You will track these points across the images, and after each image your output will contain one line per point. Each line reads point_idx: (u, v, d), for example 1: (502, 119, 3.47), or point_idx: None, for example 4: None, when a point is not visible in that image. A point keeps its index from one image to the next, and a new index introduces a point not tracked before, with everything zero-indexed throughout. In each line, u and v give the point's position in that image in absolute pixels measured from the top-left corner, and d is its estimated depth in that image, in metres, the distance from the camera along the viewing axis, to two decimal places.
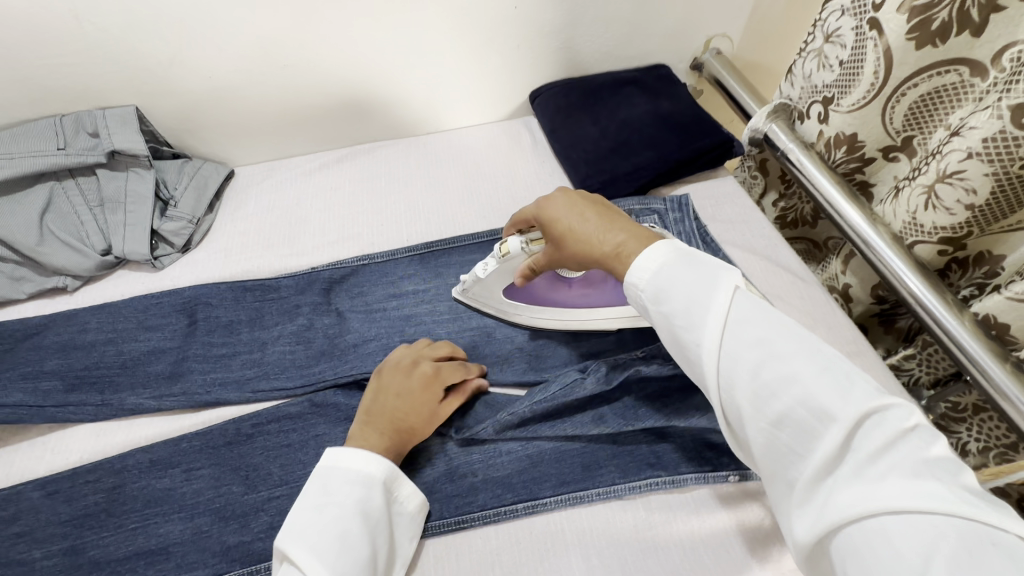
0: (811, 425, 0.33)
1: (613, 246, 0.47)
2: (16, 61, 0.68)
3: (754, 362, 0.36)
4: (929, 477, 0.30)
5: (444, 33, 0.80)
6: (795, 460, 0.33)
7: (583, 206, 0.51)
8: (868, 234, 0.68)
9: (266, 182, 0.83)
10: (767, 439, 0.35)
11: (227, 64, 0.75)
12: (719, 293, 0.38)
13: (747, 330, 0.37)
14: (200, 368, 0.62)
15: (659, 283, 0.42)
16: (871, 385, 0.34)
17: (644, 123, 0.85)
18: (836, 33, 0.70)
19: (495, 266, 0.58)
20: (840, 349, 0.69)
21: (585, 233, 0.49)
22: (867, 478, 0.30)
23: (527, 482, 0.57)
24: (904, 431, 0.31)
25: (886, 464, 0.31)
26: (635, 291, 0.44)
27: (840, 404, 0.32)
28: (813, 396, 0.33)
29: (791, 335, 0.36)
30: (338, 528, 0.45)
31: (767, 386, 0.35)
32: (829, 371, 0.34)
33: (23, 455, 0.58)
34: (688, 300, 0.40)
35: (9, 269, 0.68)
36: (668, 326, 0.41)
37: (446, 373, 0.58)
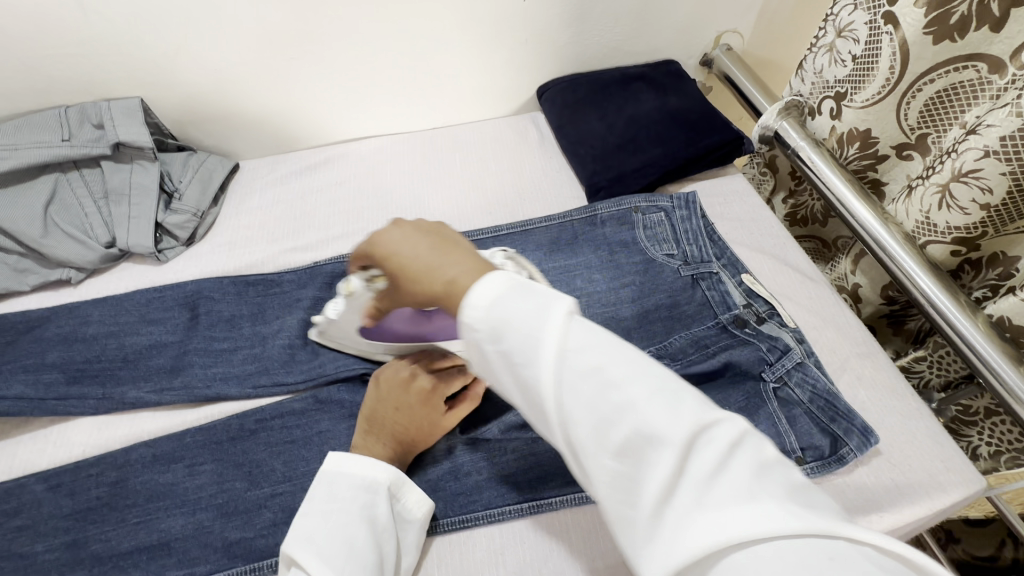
0: (649, 456, 0.27)
1: (446, 280, 0.35)
2: (21, 51, 0.68)
3: (589, 392, 0.29)
4: (767, 494, 0.26)
5: (451, 26, 0.79)
6: (636, 497, 0.28)
7: (413, 233, 0.40)
8: (880, 235, 0.66)
9: (270, 176, 0.83)
10: (609, 477, 0.29)
11: (232, 56, 0.74)
12: (552, 327, 0.30)
13: (582, 363, 0.30)
14: (202, 362, 0.62)
15: (491, 318, 0.32)
16: (700, 398, 0.29)
17: (651, 120, 0.84)
18: (848, 27, 0.68)
19: (345, 304, 0.52)
20: (850, 350, 0.68)
21: (414, 267, 0.38)
22: (703, 507, 0.26)
23: (532, 482, 0.56)
24: (738, 445, 0.28)
25: (722, 489, 0.27)
26: (467, 331, 0.33)
27: (675, 428, 0.27)
28: (648, 426, 0.27)
29: (620, 351, 0.30)
30: (345, 534, 0.45)
31: (603, 417, 0.28)
32: (662, 393, 0.28)
33: (26, 447, 0.58)
34: (523, 335, 0.30)
35: (12, 261, 0.68)
36: (501, 367, 0.32)
37: (446, 385, 0.56)
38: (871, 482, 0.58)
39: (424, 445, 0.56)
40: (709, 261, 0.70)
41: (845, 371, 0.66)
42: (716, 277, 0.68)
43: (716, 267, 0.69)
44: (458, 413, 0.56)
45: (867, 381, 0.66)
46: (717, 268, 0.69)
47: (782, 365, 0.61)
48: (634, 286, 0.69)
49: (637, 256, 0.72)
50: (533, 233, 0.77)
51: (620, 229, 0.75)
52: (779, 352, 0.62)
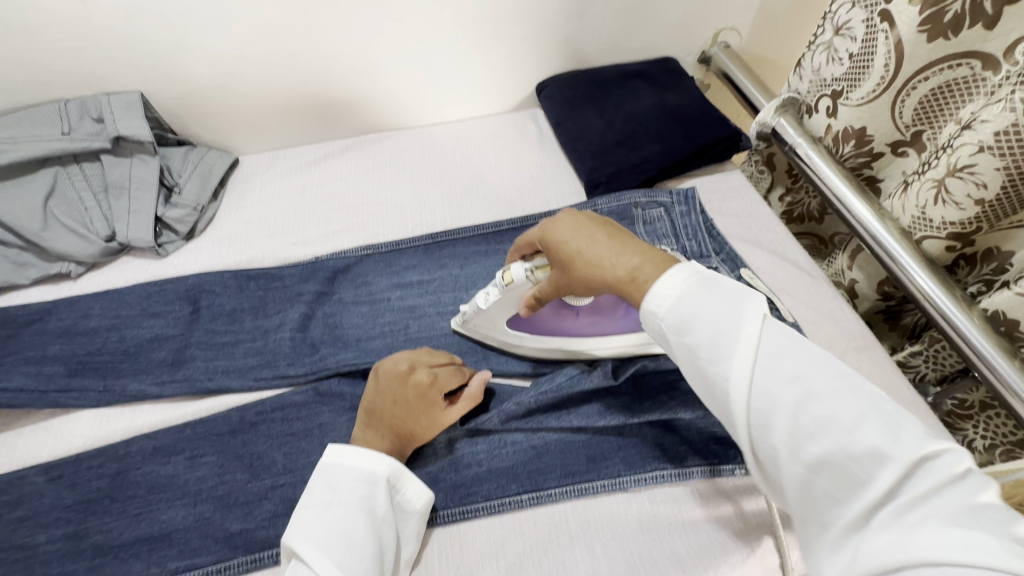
0: (857, 468, 0.32)
1: (627, 270, 0.44)
2: (21, 44, 0.67)
3: (791, 401, 0.35)
4: (982, 528, 0.28)
5: (450, 24, 0.79)
6: (837, 504, 0.33)
7: (588, 225, 0.48)
8: (877, 231, 0.67)
9: (270, 171, 0.83)
10: (802, 480, 0.34)
11: (233, 51, 0.74)
12: (747, 326, 0.37)
13: (782, 366, 0.36)
14: (203, 355, 0.62)
15: (685, 314, 0.39)
16: (919, 430, 0.33)
17: (650, 117, 0.85)
18: (846, 25, 0.69)
19: (498, 295, 0.54)
20: (847, 344, 0.69)
21: (594, 256, 0.46)
22: (907, 524, 0.30)
23: (532, 473, 0.56)
24: (958, 476, 0.30)
25: (934, 514, 0.29)
26: (653, 320, 0.41)
27: (885, 445, 0.32)
28: (855, 438, 0.32)
29: (828, 372, 0.36)
30: (343, 525, 0.46)
31: (804, 425, 0.34)
32: (873, 414, 0.33)
33: (26, 439, 0.58)
34: (716, 332, 0.38)
35: (12, 255, 0.67)
36: (693, 361, 0.40)
37: (444, 380, 0.55)
38: None
39: (421, 439, 0.55)
40: (708, 256, 0.70)
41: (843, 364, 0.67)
42: (715, 272, 0.69)
43: (716, 262, 0.70)
44: (458, 408, 0.55)
45: (864, 375, 0.66)
46: (717, 263, 0.70)
47: None
48: None
49: None
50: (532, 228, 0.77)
51: (619, 225, 0.75)
52: None
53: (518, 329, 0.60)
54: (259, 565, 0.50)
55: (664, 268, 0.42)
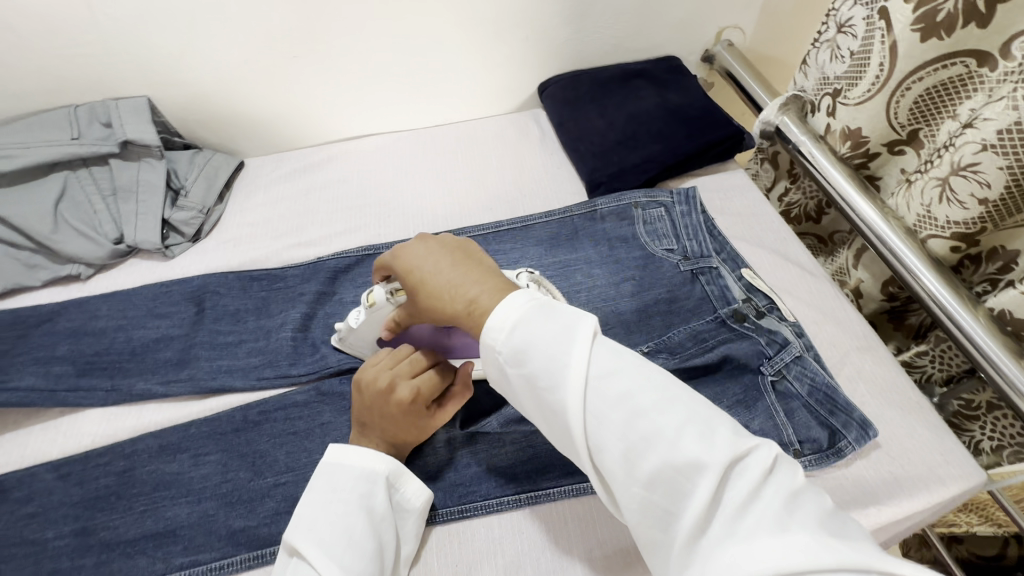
0: (685, 484, 0.32)
1: (468, 299, 0.41)
2: (32, 51, 0.69)
3: (622, 420, 0.34)
4: (805, 526, 0.30)
5: (450, 26, 0.80)
6: (671, 522, 0.32)
7: (437, 248, 0.46)
8: (882, 230, 0.66)
9: (274, 173, 0.84)
10: (638, 502, 0.33)
11: (238, 55, 0.75)
12: (574, 350, 0.36)
13: (609, 387, 0.35)
14: (207, 355, 0.63)
15: (519, 342, 0.37)
16: (729, 427, 0.34)
17: (651, 116, 0.84)
18: (848, 22, 0.69)
19: (364, 315, 0.54)
20: (849, 344, 0.68)
21: (436, 284, 0.43)
22: (735, 535, 0.31)
23: (531, 473, 0.57)
24: (768, 470, 0.32)
25: (756, 519, 0.31)
26: (492, 352, 0.38)
27: (707, 454, 0.32)
28: (678, 450, 0.32)
29: (647, 381, 0.35)
30: (344, 523, 0.46)
31: (636, 445, 0.33)
32: (692, 423, 0.33)
33: (37, 437, 0.59)
34: (547, 358, 0.36)
35: (24, 257, 0.69)
36: (529, 388, 0.37)
37: (427, 390, 0.50)
38: (869, 475, 0.58)
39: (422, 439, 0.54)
40: (708, 256, 0.70)
41: (845, 365, 0.67)
42: (715, 272, 0.69)
43: (716, 263, 0.70)
44: (450, 410, 0.53)
45: (867, 376, 0.66)
46: (717, 263, 0.70)
47: (781, 358, 0.62)
48: (634, 281, 0.70)
49: (636, 250, 0.73)
50: (533, 229, 0.77)
51: (620, 224, 0.75)
52: (778, 346, 0.62)
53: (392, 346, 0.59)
54: (263, 562, 0.51)
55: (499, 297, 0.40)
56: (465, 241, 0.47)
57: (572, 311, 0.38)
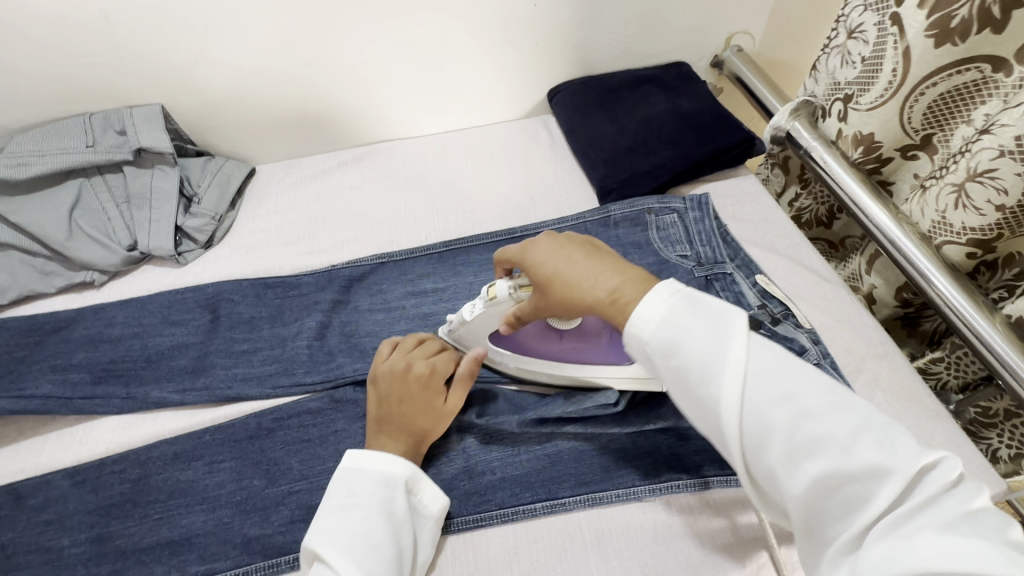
0: (855, 485, 0.33)
1: (608, 289, 0.42)
2: (48, 59, 0.70)
3: (787, 420, 0.35)
4: (981, 535, 0.30)
5: (461, 33, 0.80)
6: (840, 517, 0.34)
7: (562, 243, 0.47)
8: (895, 235, 0.66)
9: (285, 180, 0.84)
10: (803, 497, 0.35)
11: (250, 63, 0.76)
12: (733, 348, 0.37)
13: (774, 387, 0.36)
14: (223, 362, 0.63)
15: (669, 333, 0.39)
16: (906, 438, 0.34)
17: (662, 122, 0.85)
18: (858, 28, 0.68)
19: (483, 308, 0.53)
20: (865, 351, 0.68)
21: (571, 276, 0.44)
22: (904, 534, 0.31)
23: (546, 482, 0.56)
24: (948, 484, 0.32)
25: (930, 523, 0.31)
26: (638, 343, 0.40)
27: (881, 459, 0.33)
28: (850, 453, 0.34)
29: (817, 385, 0.36)
30: (364, 527, 0.46)
31: (801, 443, 0.35)
32: (867, 430, 0.34)
33: (53, 444, 0.59)
34: (708, 354, 0.38)
35: (39, 264, 0.69)
36: (677, 380, 0.39)
37: (441, 368, 0.56)
38: None
39: (434, 434, 0.55)
40: (722, 262, 0.70)
41: (861, 372, 0.66)
42: (729, 278, 0.69)
43: (730, 269, 0.69)
44: (457, 397, 0.56)
45: (883, 383, 0.65)
46: (730, 269, 0.70)
47: None
48: None
49: (649, 257, 0.73)
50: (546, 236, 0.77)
51: (633, 231, 0.75)
52: (794, 353, 0.62)
53: (500, 344, 0.59)
54: (278, 571, 0.51)
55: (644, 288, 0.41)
56: (586, 238, 0.49)
57: (728, 307, 0.39)
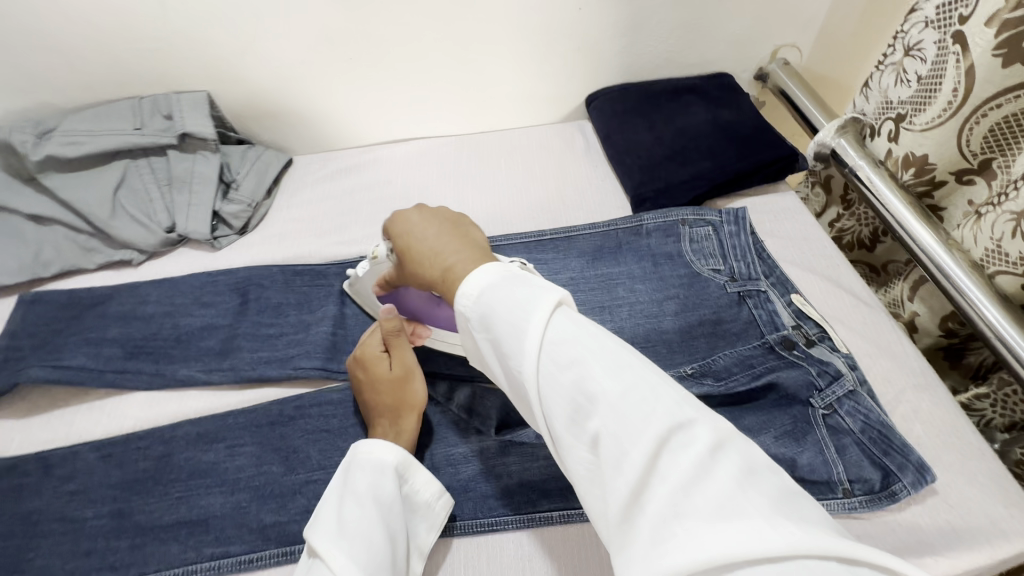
0: (624, 457, 0.31)
1: (446, 265, 0.43)
2: (107, 44, 0.72)
3: (568, 383, 0.34)
4: (743, 505, 0.29)
5: (504, 34, 0.80)
6: (608, 486, 0.32)
7: (436, 214, 0.49)
8: (944, 262, 0.63)
9: (321, 172, 0.85)
10: (583, 465, 0.34)
11: (296, 56, 0.77)
12: (536, 316, 0.35)
13: (565, 353, 0.34)
14: (249, 346, 0.64)
15: (478, 304, 0.38)
16: (683, 400, 0.33)
17: (700, 132, 0.83)
18: (916, 46, 0.66)
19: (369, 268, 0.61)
20: (905, 381, 0.65)
21: (423, 252, 0.46)
22: (670, 514, 0.29)
23: (564, 491, 0.55)
24: (716, 449, 0.31)
25: (697, 498, 0.29)
26: (462, 315, 0.40)
27: (648, 422, 0.31)
28: (622, 419, 0.31)
29: (602, 348, 0.34)
30: (357, 516, 0.45)
31: (582, 407, 0.33)
32: (645, 389, 0.33)
33: (82, 416, 0.60)
34: (510, 323, 0.36)
35: (82, 241, 0.71)
36: (492, 352, 0.38)
37: (369, 342, 0.58)
38: (924, 523, 0.55)
39: (407, 400, 0.55)
40: (757, 279, 0.69)
41: (900, 403, 0.63)
42: (764, 295, 0.68)
43: (765, 286, 0.68)
44: (404, 355, 0.56)
45: (923, 416, 0.62)
46: (765, 287, 0.68)
47: (832, 392, 0.59)
48: (677, 300, 0.69)
49: (680, 269, 0.72)
50: (576, 241, 0.76)
51: (665, 241, 0.74)
52: (829, 377, 0.60)
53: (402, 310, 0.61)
54: (291, 559, 0.51)
55: (476, 265, 0.41)
56: (462, 215, 0.50)
57: (543, 282, 0.38)
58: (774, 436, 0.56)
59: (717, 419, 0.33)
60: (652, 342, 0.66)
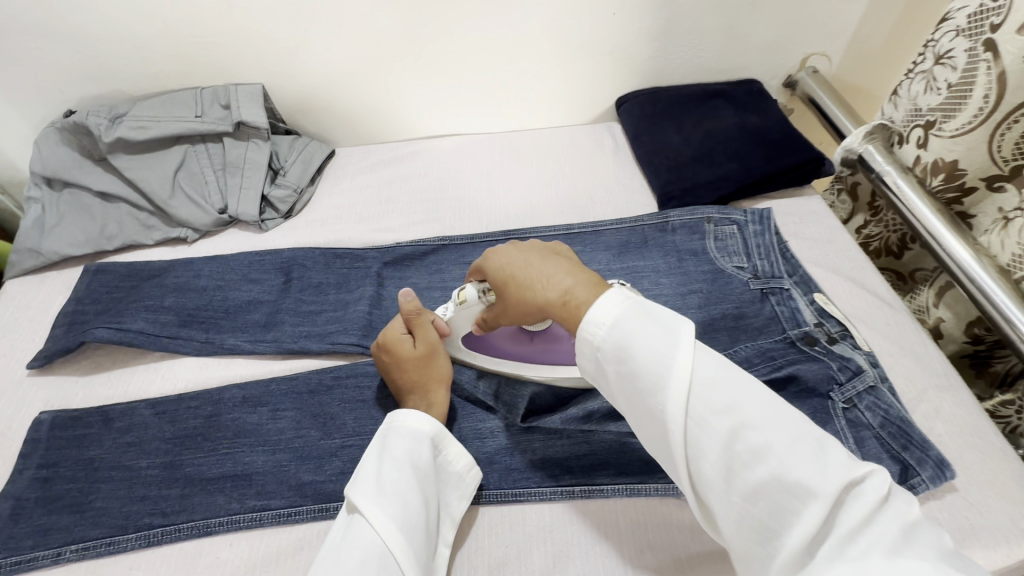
0: (792, 502, 0.37)
1: (563, 289, 0.47)
2: (176, 38, 0.78)
3: (727, 432, 0.39)
4: (912, 551, 0.34)
5: (541, 36, 0.84)
6: (775, 531, 0.37)
7: (528, 241, 0.53)
8: (971, 265, 0.64)
9: (361, 163, 0.89)
10: (739, 511, 0.39)
11: (344, 54, 0.82)
12: (684, 357, 0.41)
13: (720, 398, 0.40)
14: (292, 320, 0.68)
15: (616, 339, 0.43)
16: (839, 451, 0.38)
17: (728, 136, 0.85)
18: (947, 54, 0.68)
19: (453, 311, 0.57)
20: (927, 381, 0.65)
21: (529, 279, 0.49)
22: (848, 557, 0.35)
23: (585, 467, 0.57)
24: (879, 496, 0.36)
25: (869, 541, 0.35)
26: (594, 347, 0.44)
27: (821, 476, 0.37)
28: (788, 467, 0.37)
29: (755, 397, 0.40)
30: (393, 478, 0.48)
31: (744, 456, 0.38)
32: (805, 442, 0.38)
33: (138, 376, 0.65)
34: (656, 362, 0.41)
35: (143, 218, 0.77)
36: (630, 387, 0.43)
37: (393, 328, 0.60)
38: (944, 519, 0.55)
39: (433, 374, 0.59)
40: (781, 277, 0.71)
41: (921, 402, 0.64)
42: (787, 293, 0.69)
43: (788, 284, 0.70)
44: (427, 334, 0.59)
45: (946, 416, 0.62)
46: (789, 285, 0.70)
47: (853, 386, 0.60)
48: (701, 294, 0.71)
49: (704, 264, 0.74)
50: (603, 235, 0.79)
51: (690, 238, 0.76)
52: (850, 372, 0.61)
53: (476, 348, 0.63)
54: (327, 515, 0.54)
55: (595, 292, 0.46)
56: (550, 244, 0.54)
57: (678, 320, 0.43)
58: None
59: (872, 469, 0.38)
60: None
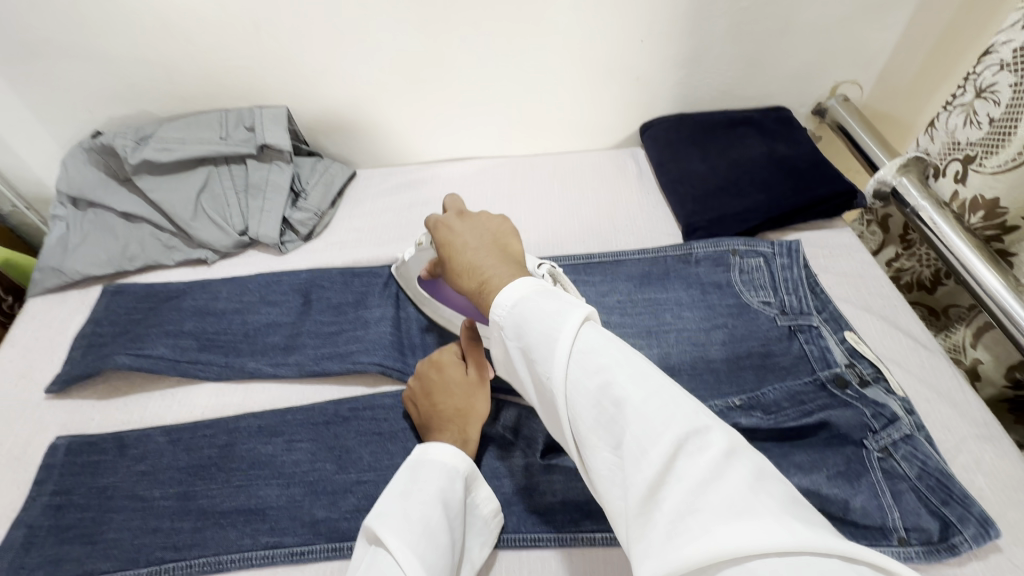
0: (642, 455, 0.34)
1: (484, 278, 0.47)
2: (204, 60, 0.78)
3: (594, 390, 0.36)
4: (754, 507, 0.31)
5: (566, 61, 0.83)
6: (628, 488, 0.34)
7: (472, 232, 0.54)
8: (1011, 305, 0.61)
9: (382, 185, 0.89)
10: (607, 467, 0.36)
11: (369, 76, 0.82)
12: (569, 321, 0.38)
13: (591, 359, 0.37)
14: (311, 345, 0.67)
15: (514, 313, 0.41)
16: (698, 409, 0.35)
17: (755, 165, 0.84)
18: (989, 87, 0.65)
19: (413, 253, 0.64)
20: (966, 430, 0.62)
21: (462, 263, 0.50)
22: (683, 512, 0.31)
23: (607, 512, 0.55)
24: (727, 452, 0.33)
25: (712, 495, 0.31)
26: (497, 324, 0.43)
27: (670, 429, 0.34)
28: (642, 422, 0.34)
29: (623, 356, 0.38)
30: (423, 513, 0.46)
31: (608, 413, 0.35)
32: (665, 400, 0.35)
33: (155, 402, 0.65)
34: (541, 329, 0.39)
35: (165, 239, 0.77)
36: (522, 359, 0.41)
37: (447, 350, 0.59)
38: None
39: (473, 409, 0.57)
40: (810, 314, 0.68)
41: (961, 452, 0.61)
42: (816, 331, 0.67)
43: (817, 322, 0.68)
44: (480, 364, 0.58)
45: (988, 468, 0.59)
46: (818, 322, 0.68)
47: (888, 434, 0.57)
48: (727, 329, 0.69)
49: (730, 298, 0.72)
50: (625, 265, 0.78)
51: (715, 271, 0.74)
52: (885, 420, 0.58)
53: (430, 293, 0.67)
54: (340, 556, 0.53)
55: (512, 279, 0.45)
56: (503, 231, 0.55)
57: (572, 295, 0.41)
58: (828, 477, 0.55)
59: (727, 428, 0.35)
60: (700, 370, 0.66)
